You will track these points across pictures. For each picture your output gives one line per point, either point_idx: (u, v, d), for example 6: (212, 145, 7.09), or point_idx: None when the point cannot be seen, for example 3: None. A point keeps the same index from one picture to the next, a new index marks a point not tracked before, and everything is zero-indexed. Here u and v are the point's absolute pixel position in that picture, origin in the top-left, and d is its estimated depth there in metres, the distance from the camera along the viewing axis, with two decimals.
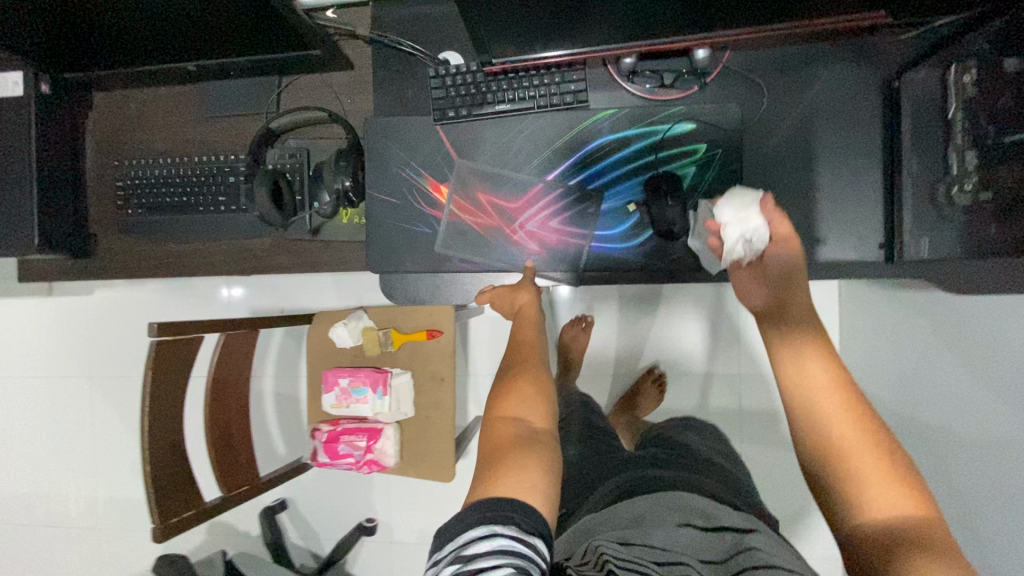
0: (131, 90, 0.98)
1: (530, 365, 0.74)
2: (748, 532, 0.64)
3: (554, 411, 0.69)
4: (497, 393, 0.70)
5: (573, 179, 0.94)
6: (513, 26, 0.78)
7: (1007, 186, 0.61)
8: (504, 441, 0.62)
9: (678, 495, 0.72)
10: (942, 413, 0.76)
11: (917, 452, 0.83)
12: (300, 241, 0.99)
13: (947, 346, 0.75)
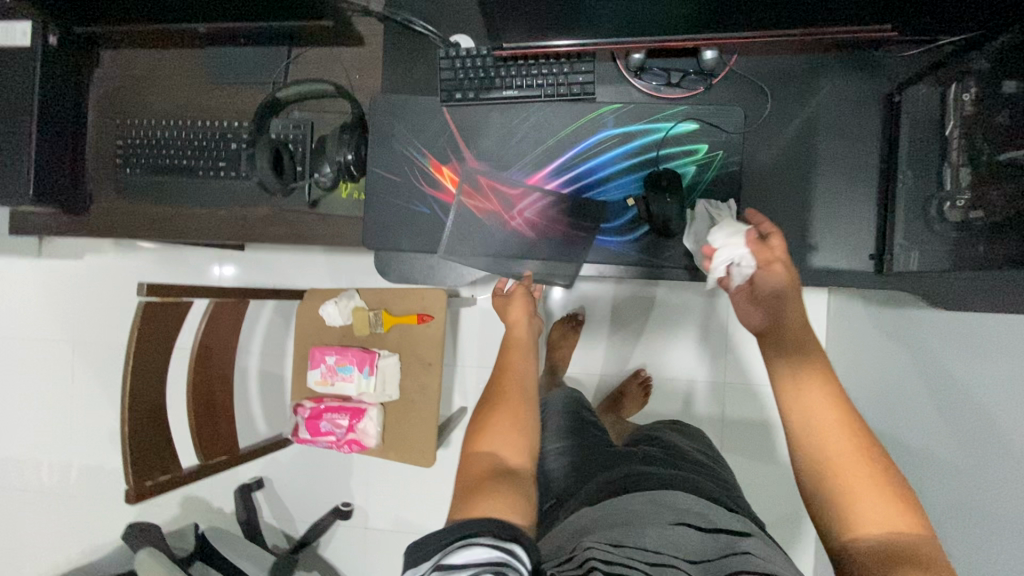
0: (138, 51, 0.93)
1: (519, 389, 0.68)
2: (741, 536, 0.62)
3: (534, 442, 0.64)
4: (476, 419, 0.65)
5: (575, 170, 0.85)
6: (522, 12, 0.73)
7: (997, 208, 0.62)
8: (474, 479, 0.58)
9: (669, 493, 0.69)
10: (1002, 444, 0.71)
11: (977, 491, 0.77)
12: (297, 214, 0.90)
13: (988, 373, 0.74)
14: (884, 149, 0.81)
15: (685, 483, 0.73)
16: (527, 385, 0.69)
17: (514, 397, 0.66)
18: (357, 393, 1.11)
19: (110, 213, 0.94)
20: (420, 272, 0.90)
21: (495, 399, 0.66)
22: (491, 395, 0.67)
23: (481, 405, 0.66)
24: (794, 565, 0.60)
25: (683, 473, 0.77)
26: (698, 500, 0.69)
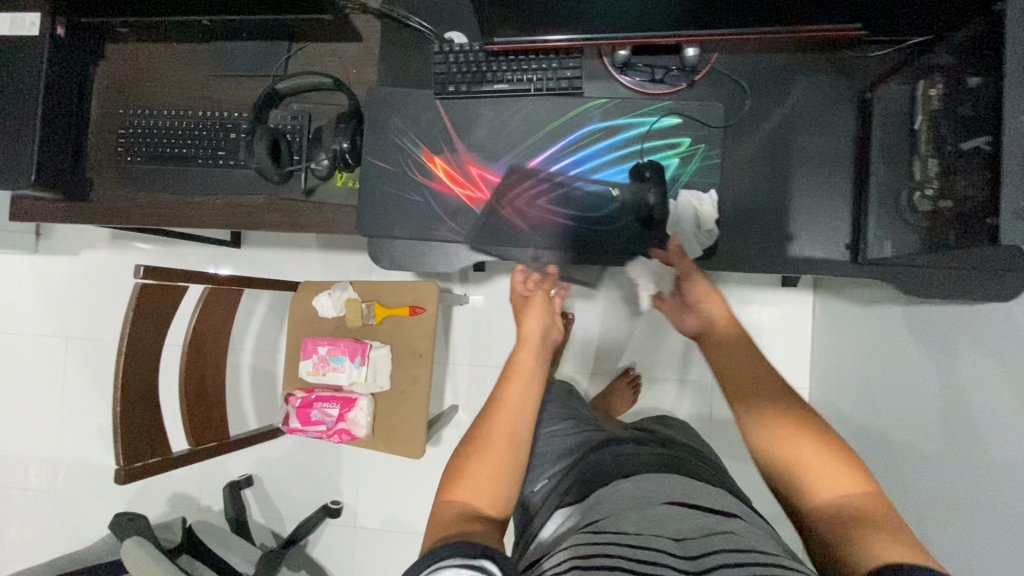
0: (141, 45, 0.97)
1: (504, 436, 0.68)
2: (728, 516, 0.62)
3: (513, 490, 0.64)
4: (459, 460, 0.65)
5: (563, 161, 0.88)
6: (513, 8, 0.77)
7: (963, 196, 0.65)
8: (446, 523, 0.58)
9: (656, 476, 0.69)
10: (991, 426, 0.72)
11: (961, 476, 0.78)
12: (293, 202, 0.93)
13: (982, 358, 0.75)
14: (858, 143, 0.84)
15: (668, 461, 0.74)
16: (520, 435, 0.68)
17: (501, 446, 0.66)
18: (348, 383, 1.12)
19: (109, 200, 0.96)
20: (411, 259, 0.90)
21: (482, 443, 0.66)
22: (480, 437, 0.67)
23: (466, 445, 0.66)
24: (780, 544, 0.61)
25: (667, 450, 0.78)
26: (682, 480, 0.69)
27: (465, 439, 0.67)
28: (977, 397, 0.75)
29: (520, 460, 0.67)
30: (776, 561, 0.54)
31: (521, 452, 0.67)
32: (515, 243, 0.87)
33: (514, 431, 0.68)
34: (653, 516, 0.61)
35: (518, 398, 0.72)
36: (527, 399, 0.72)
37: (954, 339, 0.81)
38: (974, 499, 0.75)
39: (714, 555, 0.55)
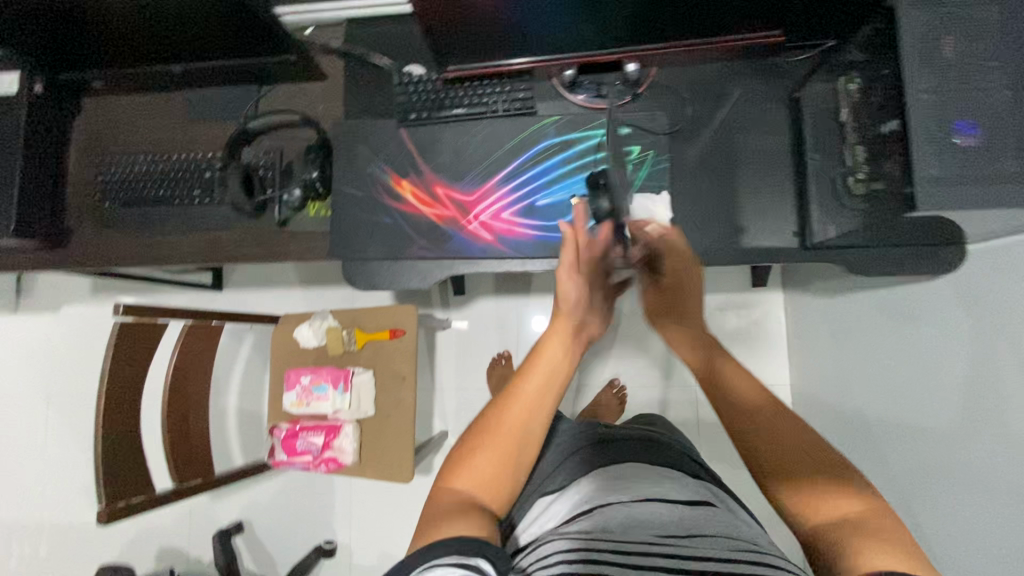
0: (115, 97, 1.02)
1: (518, 427, 0.60)
2: (708, 506, 0.61)
3: (518, 484, 0.59)
4: (461, 448, 0.60)
5: (523, 176, 0.93)
6: (464, 42, 0.84)
7: (893, 175, 0.69)
8: (438, 513, 0.54)
9: (642, 473, 0.66)
10: (955, 396, 0.75)
11: (931, 447, 0.80)
12: (267, 233, 0.96)
13: (942, 329, 0.78)
14: (794, 138, 0.90)
15: (650, 454, 0.73)
16: (534, 430, 0.60)
17: (508, 441, 0.59)
18: (333, 411, 1.12)
19: (87, 245, 0.98)
20: (384, 278, 0.92)
21: (487, 435, 0.59)
22: (486, 427, 0.60)
23: (471, 433, 0.60)
24: (757, 530, 0.59)
25: (651, 443, 0.76)
26: (668, 477, 0.66)
27: (471, 426, 0.61)
28: (937, 367, 0.79)
29: (530, 455, 0.60)
30: (770, 557, 0.50)
31: (531, 447, 0.60)
32: (482, 256, 0.91)
33: (530, 426, 0.60)
34: (637, 509, 0.57)
35: (540, 388, 0.62)
36: (550, 391, 0.62)
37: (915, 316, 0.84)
38: (942, 463, 0.78)
39: (701, 544, 0.51)
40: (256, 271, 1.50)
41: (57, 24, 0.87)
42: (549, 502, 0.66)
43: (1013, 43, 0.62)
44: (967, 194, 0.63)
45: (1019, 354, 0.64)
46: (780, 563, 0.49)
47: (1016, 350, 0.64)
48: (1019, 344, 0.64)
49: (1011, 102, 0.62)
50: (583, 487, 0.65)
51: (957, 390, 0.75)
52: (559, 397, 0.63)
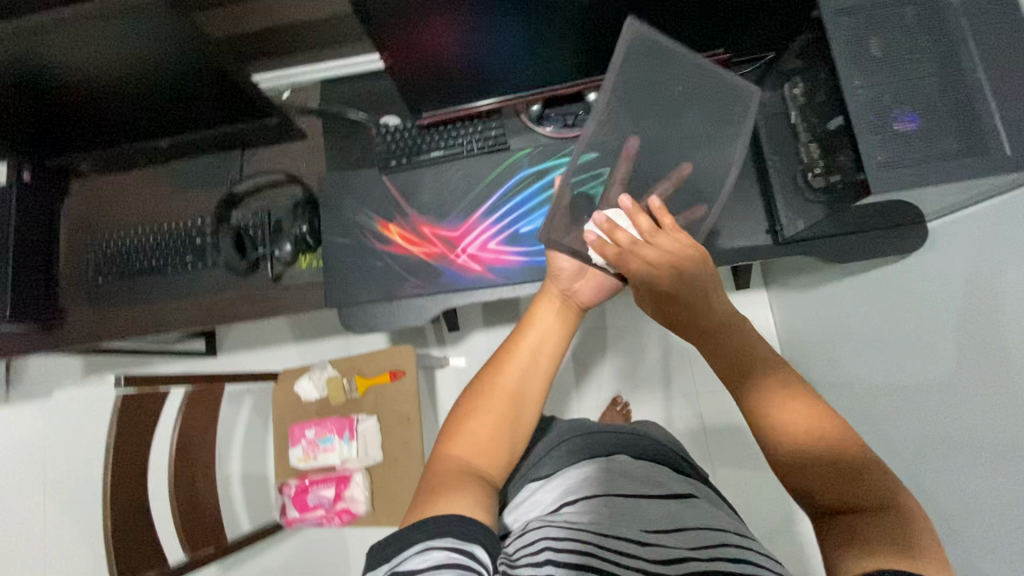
0: (104, 177, 1.05)
1: (512, 391, 0.61)
2: (691, 499, 0.60)
3: (516, 448, 0.60)
4: (458, 414, 0.61)
5: (503, 207, 0.97)
6: (437, 91, 0.90)
7: (847, 166, 0.75)
8: (438, 478, 0.54)
9: (633, 463, 0.65)
10: (948, 363, 0.78)
11: (931, 418, 0.83)
12: (262, 289, 0.98)
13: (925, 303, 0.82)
14: (752, 144, 0.97)
15: (636, 445, 0.71)
16: (529, 394, 0.62)
17: (503, 405, 0.61)
18: (340, 461, 1.12)
19: (85, 322, 0.99)
20: (381, 320, 0.94)
21: (483, 400, 0.61)
22: (482, 392, 0.61)
23: (467, 399, 0.62)
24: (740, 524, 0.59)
25: (636, 432, 0.75)
26: (657, 470, 0.66)
27: (466, 391, 0.63)
28: (926, 339, 0.82)
29: (526, 420, 0.62)
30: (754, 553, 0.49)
31: (527, 412, 0.62)
32: (474, 287, 0.94)
33: (524, 388, 0.62)
34: (629, 504, 0.56)
35: (533, 354, 0.64)
36: (544, 356, 0.65)
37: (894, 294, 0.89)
38: (944, 431, 0.80)
39: (685, 536, 0.50)
40: (250, 332, 1.51)
41: (44, 115, 0.91)
42: (535, 487, 0.66)
43: (927, 40, 0.71)
44: (918, 173, 0.68)
45: (998, 315, 0.68)
46: (767, 563, 0.47)
47: (999, 313, 0.68)
48: (999, 304, 0.68)
49: (937, 88, 0.70)
50: (569, 476, 0.63)
51: (947, 358, 0.78)
52: (553, 363, 0.65)
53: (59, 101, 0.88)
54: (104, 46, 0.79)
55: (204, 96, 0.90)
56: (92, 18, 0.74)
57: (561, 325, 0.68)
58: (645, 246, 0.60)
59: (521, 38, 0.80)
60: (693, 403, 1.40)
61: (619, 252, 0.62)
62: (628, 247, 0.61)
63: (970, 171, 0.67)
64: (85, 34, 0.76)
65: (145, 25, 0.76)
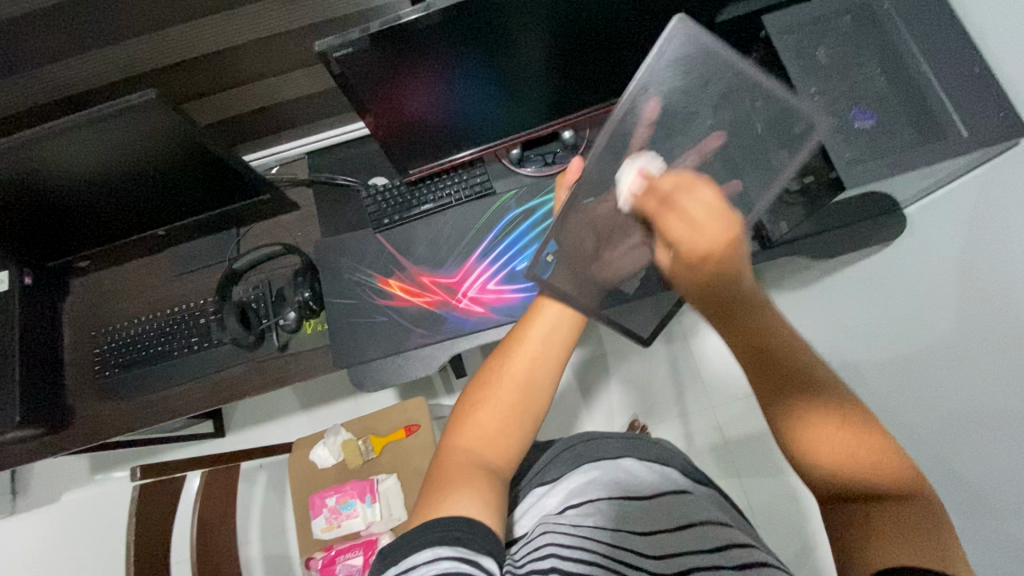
0: (103, 271, 1.07)
1: (519, 378, 0.59)
2: (685, 494, 0.64)
3: (528, 437, 0.59)
4: (466, 405, 0.60)
5: (497, 248, 1.00)
6: (422, 148, 0.94)
7: (819, 165, 0.79)
8: (445, 473, 0.55)
9: (631, 467, 0.68)
10: (956, 338, 0.80)
11: (945, 395, 0.83)
12: (270, 359, 0.98)
13: (929, 283, 0.84)
14: None
15: (641, 450, 0.73)
16: (539, 381, 0.60)
17: (511, 395, 0.59)
18: (365, 526, 1.09)
19: (95, 418, 0.99)
20: (392, 374, 0.95)
21: (492, 389, 0.59)
22: (488, 381, 0.60)
23: (474, 388, 0.61)
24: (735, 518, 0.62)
25: (642, 436, 0.75)
26: (657, 470, 0.68)
27: (474, 380, 0.62)
28: (935, 318, 0.84)
29: (537, 408, 0.60)
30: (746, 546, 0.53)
31: (538, 398, 0.60)
32: (479, 329, 0.95)
33: (533, 373, 0.60)
34: (629, 511, 0.59)
35: (543, 340, 0.61)
36: (554, 341, 0.61)
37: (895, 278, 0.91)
38: (956, 407, 0.81)
39: (689, 539, 0.55)
40: (257, 407, 1.49)
41: (46, 219, 0.93)
42: (540, 495, 0.67)
43: (870, 44, 0.77)
44: (885, 165, 0.72)
45: (1010, 283, 0.69)
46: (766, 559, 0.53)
47: (1007, 281, 0.70)
48: (1007, 271, 0.70)
49: (886, 86, 0.75)
50: (574, 484, 0.65)
51: (959, 331, 0.79)
52: (565, 345, 0.62)
53: (61, 205, 0.91)
54: (99, 147, 0.82)
55: (198, 181, 0.92)
56: (87, 124, 0.77)
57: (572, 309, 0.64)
58: (687, 193, 0.44)
59: (491, 90, 0.85)
60: (709, 417, 1.40)
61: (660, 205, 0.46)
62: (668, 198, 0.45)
63: (931, 157, 0.72)
64: (81, 139, 0.79)
65: (139, 125, 0.79)
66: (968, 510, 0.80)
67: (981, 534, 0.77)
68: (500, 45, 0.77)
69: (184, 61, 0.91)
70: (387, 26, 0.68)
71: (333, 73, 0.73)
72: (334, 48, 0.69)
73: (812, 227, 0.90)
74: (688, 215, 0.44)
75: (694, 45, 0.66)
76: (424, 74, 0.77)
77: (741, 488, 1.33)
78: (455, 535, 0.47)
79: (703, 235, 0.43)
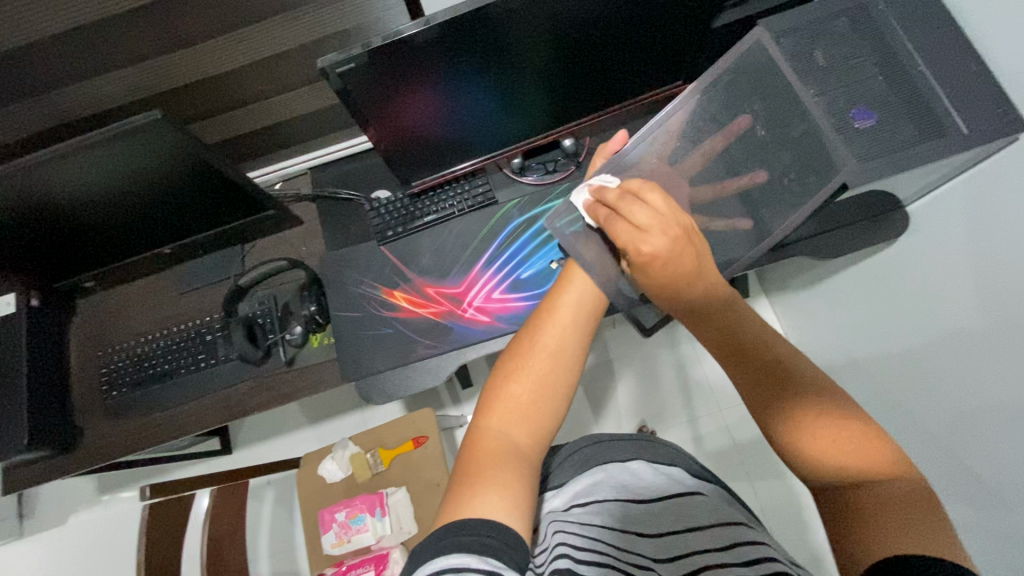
0: (110, 291, 1.07)
1: (548, 354, 0.59)
2: (696, 495, 0.63)
3: (557, 414, 0.59)
4: (494, 383, 0.59)
5: (501, 256, 1.00)
6: (425, 160, 0.95)
7: None
8: (476, 457, 0.54)
9: (641, 468, 0.68)
10: (965, 334, 0.79)
11: (957, 393, 0.82)
12: (277, 375, 0.98)
13: (937, 278, 0.84)
14: None
15: (651, 452, 0.72)
16: (567, 354, 0.59)
17: (542, 368, 0.58)
18: (375, 540, 1.08)
19: (102, 439, 0.99)
20: (399, 386, 0.95)
21: (522, 365, 0.59)
22: (517, 357, 0.59)
23: (502, 365, 0.60)
24: (748, 518, 0.62)
25: (651, 438, 0.75)
26: (665, 471, 0.68)
27: (502, 357, 0.61)
28: (943, 315, 0.83)
29: (567, 382, 0.59)
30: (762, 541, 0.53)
31: (568, 373, 0.59)
32: (485, 337, 0.95)
33: (562, 348, 0.59)
34: (637, 513, 0.59)
35: (570, 313, 0.61)
36: (581, 314, 0.61)
37: (902, 275, 0.91)
38: (967, 403, 0.80)
39: (700, 538, 0.54)
40: (264, 423, 1.49)
41: (53, 241, 0.94)
42: (551, 498, 0.67)
43: (866, 44, 0.78)
44: (889, 163, 0.72)
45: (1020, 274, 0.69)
46: (777, 556, 0.50)
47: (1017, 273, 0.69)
48: (1017, 264, 0.69)
49: (886, 85, 0.76)
50: (582, 486, 0.66)
51: (965, 325, 0.79)
52: (592, 319, 0.62)
53: (68, 226, 0.91)
54: (107, 167, 0.82)
55: (203, 198, 0.93)
56: (95, 144, 0.77)
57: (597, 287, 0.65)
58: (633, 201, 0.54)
59: (493, 100, 0.86)
60: (718, 420, 1.39)
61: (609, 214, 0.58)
62: (616, 204, 0.56)
63: (934, 153, 0.72)
64: (90, 159, 0.80)
65: (146, 143, 0.80)
66: (982, 507, 0.79)
67: (998, 531, 0.76)
68: (502, 56, 0.78)
69: (189, 83, 0.92)
70: (390, 39, 0.69)
71: (336, 86, 0.73)
72: (337, 63, 0.70)
73: (815, 228, 0.90)
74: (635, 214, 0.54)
75: (762, 56, 0.76)
76: (428, 85, 0.78)
77: (753, 491, 1.32)
78: (479, 540, 0.47)
79: (649, 231, 0.53)
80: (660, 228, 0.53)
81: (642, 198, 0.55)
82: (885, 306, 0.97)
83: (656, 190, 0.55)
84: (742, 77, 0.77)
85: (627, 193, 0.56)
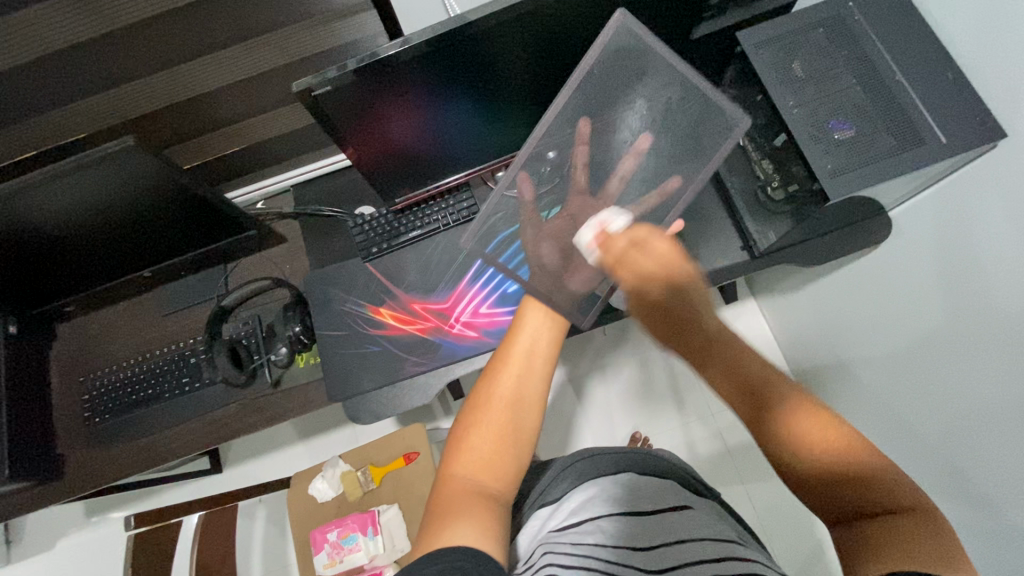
0: (91, 315, 1.05)
1: (501, 403, 0.58)
2: (684, 505, 0.63)
3: (522, 460, 0.59)
4: (459, 430, 0.59)
5: (489, 269, 0.99)
6: (409, 177, 0.94)
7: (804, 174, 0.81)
8: (447, 501, 0.54)
9: (632, 476, 0.67)
10: (948, 337, 0.80)
11: (941, 395, 0.82)
12: (263, 395, 0.97)
13: (922, 283, 0.84)
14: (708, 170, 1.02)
15: (641, 462, 0.71)
16: (529, 400, 0.59)
17: (502, 415, 0.58)
18: (368, 559, 1.07)
19: (86, 467, 0.97)
20: (386, 404, 0.94)
21: (481, 413, 0.58)
22: (478, 406, 0.59)
23: (464, 414, 0.60)
24: (733, 528, 0.62)
25: (639, 449, 0.74)
26: (655, 480, 0.67)
27: (463, 406, 0.61)
28: (924, 318, 0.84)
29: (529, 427, 0.59)
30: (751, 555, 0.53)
31: (528, 418, 0.59)
32: (473, 353, 0.94)
33: (520, 393, 0.59)
34: (631, 525, 0.58)
35: (525, 358, 0.60)
36: (539, 358, 0.61)
37: (885, 279, 0.92)
38: (954, 405, 0.80)
39: (689, 547, 0.54)
40: (253, 441, 1.47)
41: (30, 267, 0.92)
42: (544, 517, 0.66)
43: (843, 55, 0.79)
44: (866, 174, 0.73)
45: (999, 276, 0.70)
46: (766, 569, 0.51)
47: (999, 276, 0.70)
48: (1002, 266, 0.69)
49: (864, 95, 0.77)
50: (573, 503, 0.64)
51: (948, 329, 0.80)
52: (552, 363, 0.61)
53: (44, 252, 0.90)
54: (79, 193, 0.81)
55: (182, 221, 0.92)
56: (69, 171, 0.76)
57: (553, 314, 0.63)
58: (637, 248, 0.60)
59: (473, 118, 0.85)
60: (710, 425, 1.39)
61: (615, 255, 0.61)
62: (622, 252, 0.61)
63: (912, 163, 0.72)
64: (64, 188, 0.79)
65: (121, 169, 0.78)
66: (972, 509, 0.78)
67: (991, 534, 0.75)
68: (484, 75, 0.78)
69: (167, 108, 0.91)
70: (366, 62, 0.68)
71: (315, 110, 0.72)
72: (315, 86, 0.69)
73: (800, 236, 0.91)
74: (640, 261, 0.59)
75: (628, 39, 0.71)
76: (408, 105, 0.78)
77: (747, 495, 1.31)
78: (455, 567, 0.46)
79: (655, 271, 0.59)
80: (662, 271, 0.59)
81: (646, 245, 0.61)
82: (868, 309, 0.98)
83: (658, 243, 0.61)
84: (612, 67, 0.74)
85: (635, 244, 0.61)
